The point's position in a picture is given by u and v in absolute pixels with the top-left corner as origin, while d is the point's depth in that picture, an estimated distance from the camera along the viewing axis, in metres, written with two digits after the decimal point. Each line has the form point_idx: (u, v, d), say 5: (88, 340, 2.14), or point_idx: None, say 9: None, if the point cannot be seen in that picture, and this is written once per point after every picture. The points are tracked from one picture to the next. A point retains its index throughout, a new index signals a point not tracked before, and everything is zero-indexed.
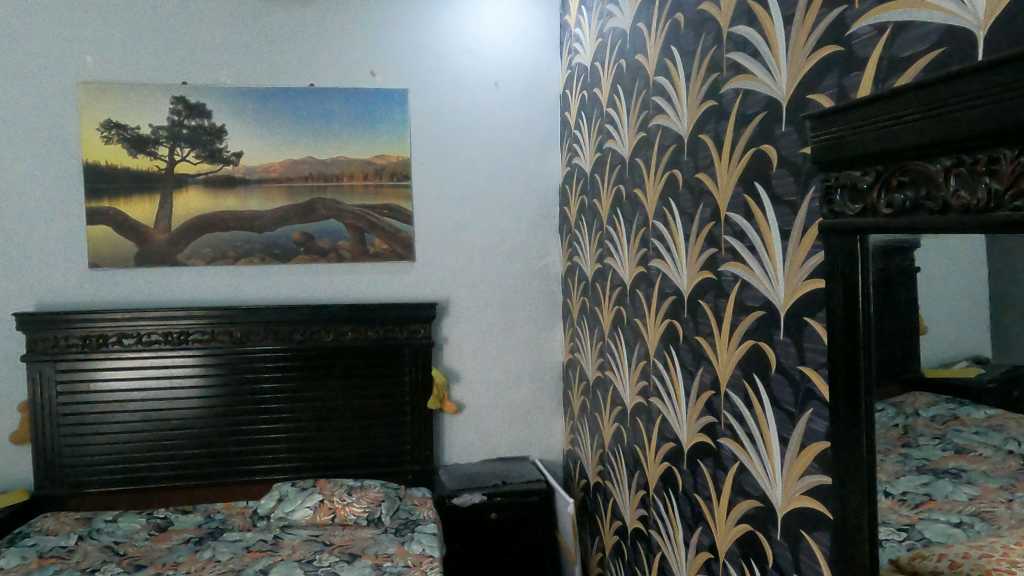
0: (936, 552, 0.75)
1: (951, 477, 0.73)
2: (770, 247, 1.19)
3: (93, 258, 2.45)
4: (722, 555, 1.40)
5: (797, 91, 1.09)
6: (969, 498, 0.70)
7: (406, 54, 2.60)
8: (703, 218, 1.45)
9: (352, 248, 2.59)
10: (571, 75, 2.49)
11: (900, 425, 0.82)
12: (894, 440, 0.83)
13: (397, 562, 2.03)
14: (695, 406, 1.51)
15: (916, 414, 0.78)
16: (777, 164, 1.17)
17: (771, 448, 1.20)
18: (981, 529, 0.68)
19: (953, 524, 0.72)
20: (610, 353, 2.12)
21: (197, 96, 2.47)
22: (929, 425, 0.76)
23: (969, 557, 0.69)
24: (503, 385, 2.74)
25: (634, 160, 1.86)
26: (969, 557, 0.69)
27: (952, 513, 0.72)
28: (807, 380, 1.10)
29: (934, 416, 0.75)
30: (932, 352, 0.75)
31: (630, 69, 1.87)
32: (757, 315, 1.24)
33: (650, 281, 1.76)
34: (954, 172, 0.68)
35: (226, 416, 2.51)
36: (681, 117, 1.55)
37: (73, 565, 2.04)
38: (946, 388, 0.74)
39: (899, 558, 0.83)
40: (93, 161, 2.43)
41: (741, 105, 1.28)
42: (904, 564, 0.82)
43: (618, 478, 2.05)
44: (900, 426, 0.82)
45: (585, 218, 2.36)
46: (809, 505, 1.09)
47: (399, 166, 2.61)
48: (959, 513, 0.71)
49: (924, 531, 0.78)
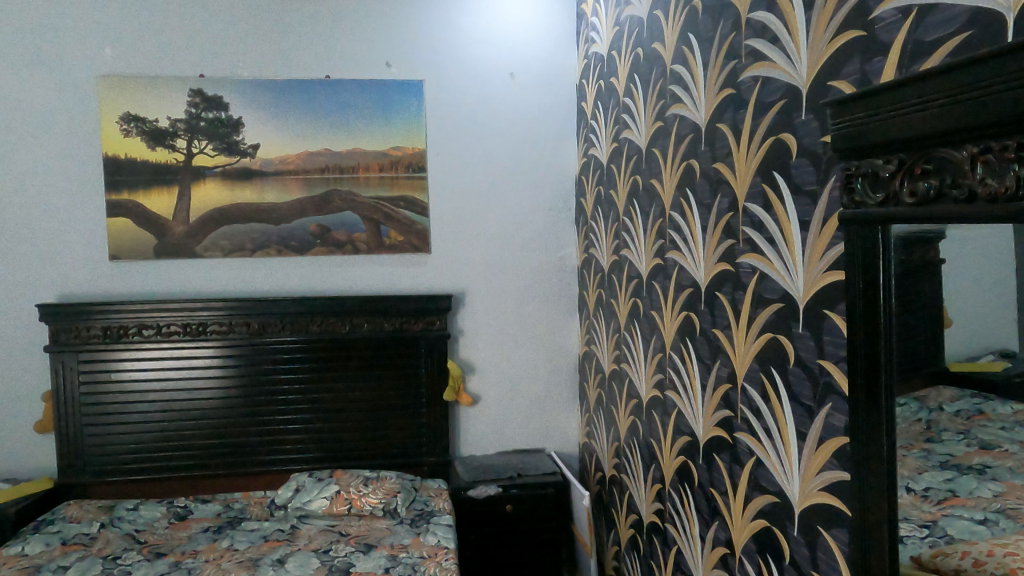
0: (959, 550, 0.73)
1: (976, 474, 0.71)
2: (789, 238, 1.16)
3: (113, 250, 2.47)
4: (738, 550, 1.38)
5: (818, 78, 1.07)
6: (994, 495, 0.68)
7: (422, 45, 2.58)
8: (720, 209, 1.42)
9: (368, 240, 2.59)
10: (588, 65, 2.46)
11: (923, 420, 0.79)
12: (917, 434, 0.81)
13: (412, 553, 2.04)
14: (712, 400, 1.48)
15: (940, 409, 0.76)
16: (796, 154, 1.14)
17: (788, 443, 1.18)
18: (1006, 527, 0.67)
19: (977, 521, 0.70)
20: (626, 346, 2.10)
21: (214, 89, 2.48)
22: (953, 420, 0.73)
23: (994, 555, 0.68)
24: (519, 377, 2.73)
25: (651, 150, 1.84)
26: (993, 555, 0.68)
27: (976, 511, 0.71)
28: (825, 374, 1.07)
29: (958, 411, 0.72)
30: (956, 344, 0.71)
31: (647, 57, 1.85)
32: (775, 307, 1.22)
33: (666, 273, 1.74)
34: (981, 159, 0.66)
35: (245, 407, 2.53)
36: (699, 105, 1.52)
37: (95, 552, 2.08)
38: (969, 383, 0.70)
39: (921, 555, 0.81)
40: (113, 153, 2.45)
41: (760, 93, 1.25)
42: (925, 561, 0.80)
43: (634, 472, 2.04)
44: (923, 421, 0.79)
45: (601, 209, 2.34)
46: (827, 501, 1.07)
47: (414, 157, 2.60)
48: (984, 510, 0.70)
49: (946, 529, 0.76)
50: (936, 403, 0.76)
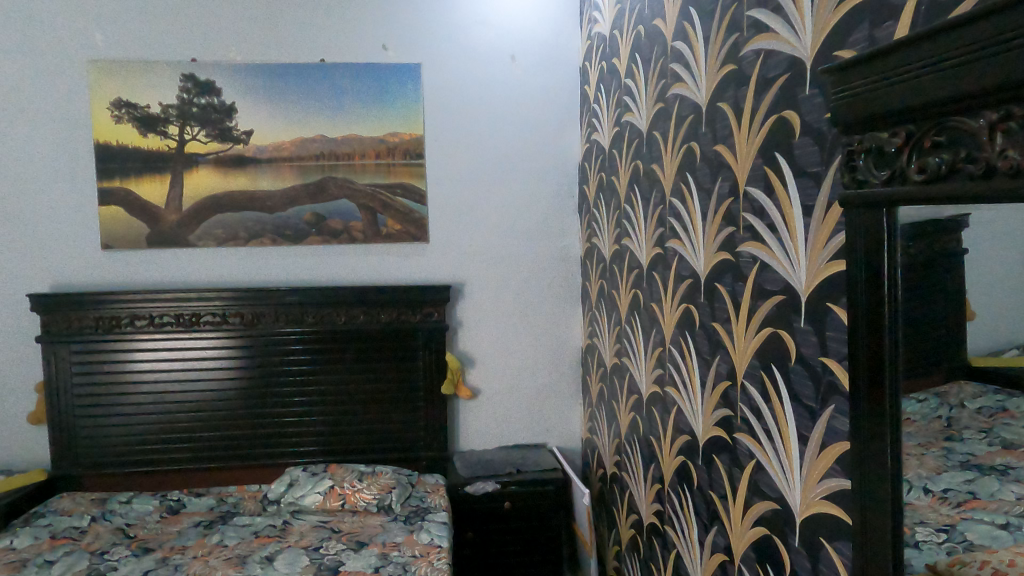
0: (978, 559, 0.63)
1: (997, 475, 0.61)
2: (791, 225, 1.07)
3: (105, 239, 2.43)
4: (737, 558, 1.29)
5: (822, 48, 0.97)
6: (1018, 498, 0.59)
7: (419, 27, 2.50)
8: (721, 194, 1.33)
9: (364, 229, 2.52)
10: (591, 46, 2.36)
11: (943, 417, 0.68)
12: (937, 432, 0.70)
13: (404, 551, 1.98)
14: (711, 398, 1.40)
15: (961, 406, 0.65)
16: (799, 133, 1.04)
17: (789, 446, 1.09)
18: None
19: (998, 525, 0.60)
20: (627, 340, 2.01)
21: (207, 73, 2.42)
22: (975, 418, 0.63)
23: (1016, 565, 0.58)
24: (520, 370, 2.65)
25: (651, 134, 1.74)
26: (1015, 566, 0.58)
27: (997, 514, 0.60)
28: (829, 372, 0.99)
29: (980, 408, 0.62)
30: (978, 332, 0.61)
31: (648, 35, 1.75)
32: (776, 299, 1.13)
33: (666, 263, 1.65)
34: (1002, 127, 0.57)
35: (241, 400, 2.48)
36: (700, 84, 1.42)
37: (83, 546, 2.04)
38: (990, 379, 0.60)
39: (936, 563, 0.71)
40: (104, 140, 2.40)
41: (762, 68, 1.15)
42: (942, 571, 0.70)
43: (634, 470, 1.96)
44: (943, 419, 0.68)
45: (603, 196, 2.25)
46: (831, 511, 0.98)
47: (412, 144, 2.52)
48: (1005, 513, 0.60)
49: (965, 534, 0.65)
50: (952, 400, 0.66)
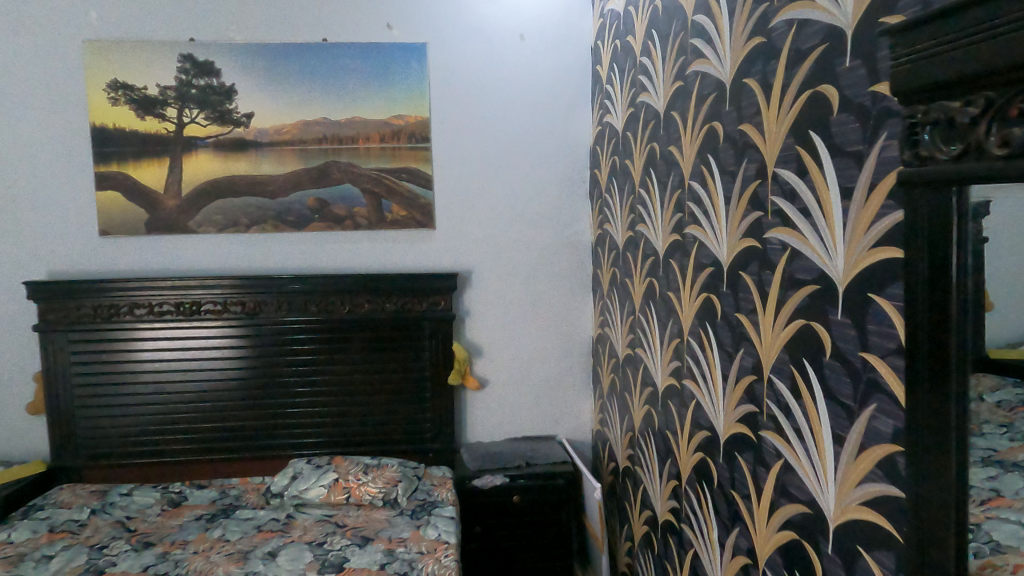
0: (1012, 563, 0.59)
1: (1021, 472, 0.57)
2: (828, 209, 0.99)
3: (103, 225, 2.37)
4: (761, 562, 1.23)
5: (867, 15, 0.88)
6: None
7: (424, 6, 2.41)
8: (746, 177, 1.25)
9: (369, 215, 2.45)
10: (604, 24, 2.27)
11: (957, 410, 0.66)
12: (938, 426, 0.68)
13: (410, 548, 1.92)
14: (734, 393, 1.32)
15: (980, 400, 0.62)
16: (837, 109, 0.96)
17: (822, 447, 1.02)
18: None
19: None
20: (641, 330, 1.94)
21: (205, 53, 2.33)
22: (995, 413, 0.60)
23: None
24: (529, 360, 2.59)
25: (669, 114, 1.66)
26: None
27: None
28: (870, 369, 0.91)
29: (1000, 402, 0.59)
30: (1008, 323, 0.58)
31: (666, 10, 1.66)
32: (809, 290, 1.05)
33: (684, 250, 1.57)
34: None
35: (243, 390, 2.43)
36: (723, 60, 1.34)
37: (82, 540, 2.00)
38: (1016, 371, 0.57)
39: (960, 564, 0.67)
40: (101, 124, 2.33)
41: (795, 39, 1.07)
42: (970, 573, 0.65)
43: (649, 465, 1.89)
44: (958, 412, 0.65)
45: (616, 181, 2.16)
46: (871, 518, 0.91)
47: (418, 127, 2.44)
48: None
49: (991, 534, 0.61)
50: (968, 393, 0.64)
